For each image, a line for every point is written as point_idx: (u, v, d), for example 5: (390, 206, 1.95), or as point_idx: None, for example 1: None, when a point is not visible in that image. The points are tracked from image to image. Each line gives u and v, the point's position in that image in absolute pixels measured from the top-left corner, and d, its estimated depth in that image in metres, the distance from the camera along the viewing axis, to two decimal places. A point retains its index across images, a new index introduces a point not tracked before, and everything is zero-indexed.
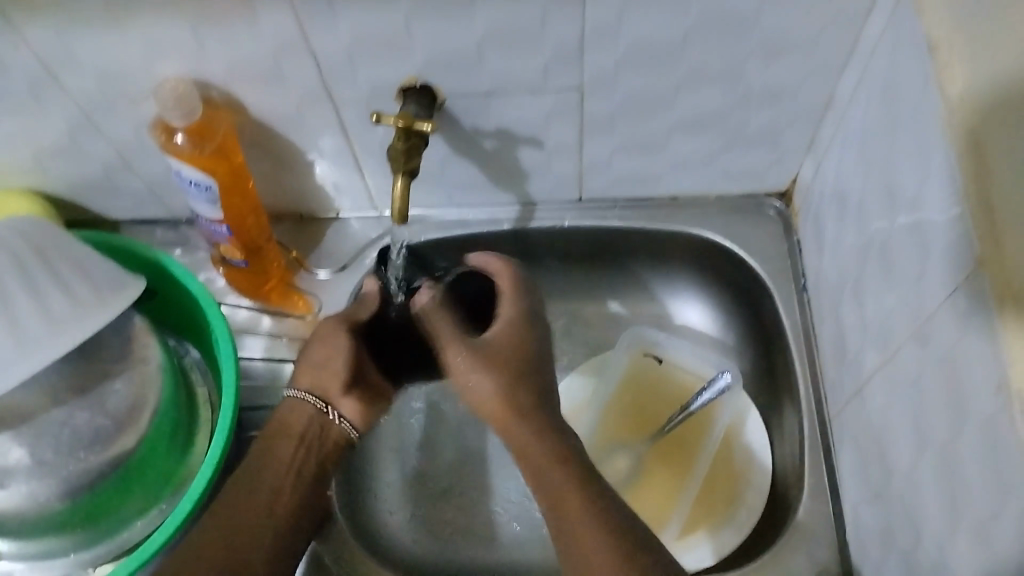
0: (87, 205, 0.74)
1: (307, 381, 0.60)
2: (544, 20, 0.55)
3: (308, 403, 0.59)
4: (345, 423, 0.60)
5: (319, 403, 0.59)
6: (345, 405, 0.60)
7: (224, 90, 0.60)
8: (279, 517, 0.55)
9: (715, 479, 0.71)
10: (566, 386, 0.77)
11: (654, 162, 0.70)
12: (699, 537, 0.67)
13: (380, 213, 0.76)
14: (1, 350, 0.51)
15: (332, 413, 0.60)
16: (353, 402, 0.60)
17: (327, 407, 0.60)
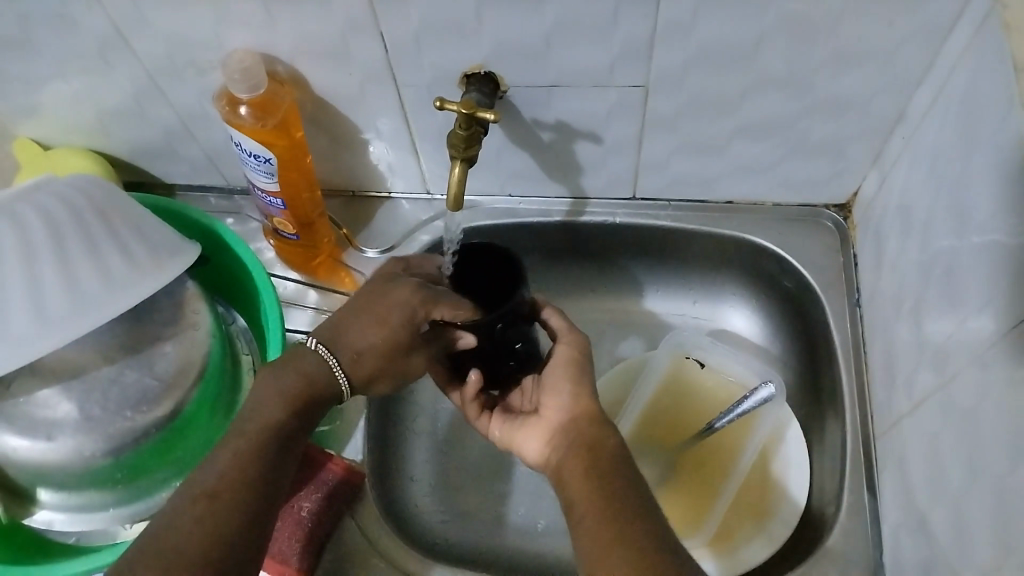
0: (146, 168, 0.75)
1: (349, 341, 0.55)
2: (615, 14, 0.54)
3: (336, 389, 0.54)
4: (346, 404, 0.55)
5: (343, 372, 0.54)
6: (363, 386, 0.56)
7: (290, 64, 0.60)
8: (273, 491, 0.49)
9: (749, 489, 0.70)
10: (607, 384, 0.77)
11: (712, 165, 0.69)
12: (723, 548, 0.67)
13: (431, 197, 0.76)
14: (58, 305, 0.52)
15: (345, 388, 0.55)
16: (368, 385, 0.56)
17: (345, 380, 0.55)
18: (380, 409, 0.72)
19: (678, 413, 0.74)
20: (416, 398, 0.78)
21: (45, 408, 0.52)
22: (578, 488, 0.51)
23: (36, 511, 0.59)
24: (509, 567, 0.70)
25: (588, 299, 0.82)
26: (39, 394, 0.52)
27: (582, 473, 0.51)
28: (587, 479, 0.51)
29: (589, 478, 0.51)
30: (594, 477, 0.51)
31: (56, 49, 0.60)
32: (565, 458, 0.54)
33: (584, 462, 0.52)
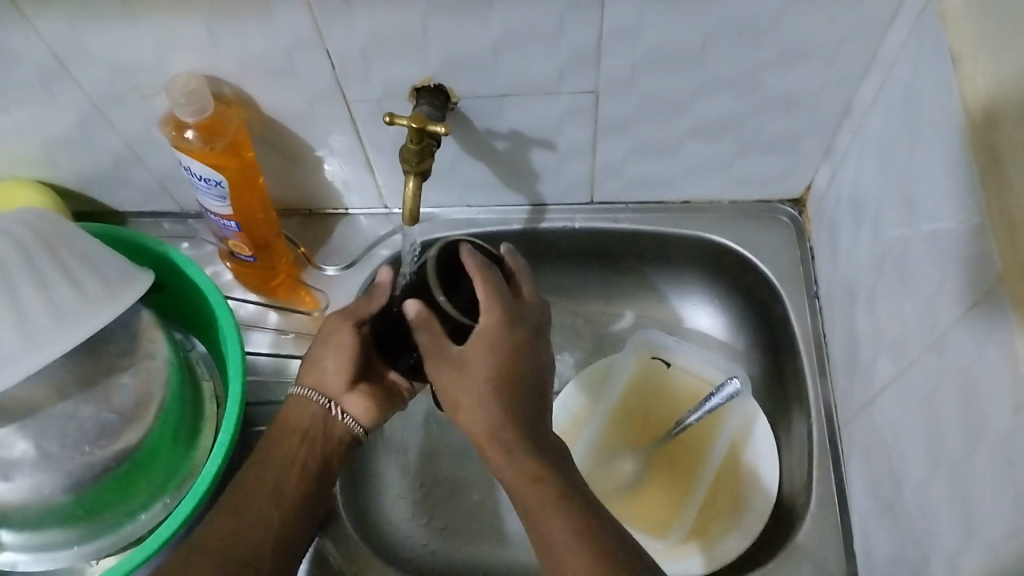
0: (95, 196, 0.74)
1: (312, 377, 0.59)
2: (562, 23, 0.54)
3: (313, 401, 0.58)
4: (349, 418, 0.59)
5: (323, 399, 0.58)
6: (349, 401, 0.58)
7: (236, 85, 0.60)
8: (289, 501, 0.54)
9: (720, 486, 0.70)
10: (567, 393, 0.76)
11: (666, 166, 0.70)
12: (696, 546, 0.67)
13: (389, 211, 0.76)
14: (8, 342, 0.50)
15: (336, 410, 0.58)
16: (357, 396, 0.59)
17: (331, 403, 0.58)
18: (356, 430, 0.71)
19: (646, 414, 0.74)
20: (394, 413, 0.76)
21: (0, 447, 0.51)
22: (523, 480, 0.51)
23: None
24: None
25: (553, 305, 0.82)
26: None
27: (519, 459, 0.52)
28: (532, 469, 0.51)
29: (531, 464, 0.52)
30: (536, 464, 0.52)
31: None
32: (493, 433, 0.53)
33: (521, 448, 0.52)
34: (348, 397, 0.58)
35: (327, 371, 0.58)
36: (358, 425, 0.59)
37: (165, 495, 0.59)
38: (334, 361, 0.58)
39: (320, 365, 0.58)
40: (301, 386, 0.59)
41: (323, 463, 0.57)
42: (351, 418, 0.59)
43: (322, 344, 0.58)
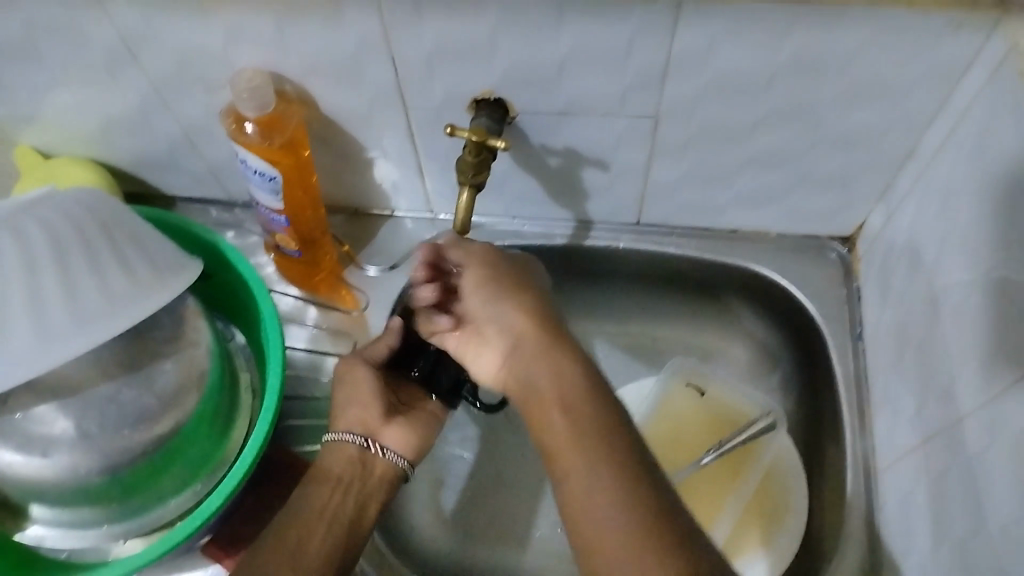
0: (148, 179, 0.75)
1: (345, 422, 0.60)
2: (629, 46, 0.54)
3: (348, 440, 0.58)
4: (390, 453, 0.59)
5: (359, 439, 0.58)
6: (387, 434, 0.59)
7: (299, 83, 0.60)
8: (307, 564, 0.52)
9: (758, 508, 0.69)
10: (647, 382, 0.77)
11: (718, 194, 0.69)
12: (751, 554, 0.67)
13: (434, 216, 0.76)
14: (59, 321, 0.51)
15: (374, 447, 0.59)
16: (395, 429, 0.60)
17: (368, 442, 0.58)
18: None
19: (688, 433, 0.74)
20: None
21: (42, 424, 0.52)
22: (578, 479, 0.49)
23: (27, 526, 0.58)
24: None
25: (590, 324, 0.83)
26: (36, 410, 0.52)
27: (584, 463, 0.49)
28: (591, 462, 0.49)
29: (594, 462, 0.49)
30: (600, 456, 0.49)
31: (63, 58, 0.59)
32: (542, 422, 0.53)
33: (573, 440, 0.50)
34: (385, 427, 0.59)
35: (347, 406, 0.60)
36: (400, 457, 0.59)
37: (196, 482, 0.60)
38: (358, 397, 0.60)
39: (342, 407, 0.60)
40: (334, 431, 0.59)
41: (354, 512, 0.56)
42: (393, 452, 0.59)
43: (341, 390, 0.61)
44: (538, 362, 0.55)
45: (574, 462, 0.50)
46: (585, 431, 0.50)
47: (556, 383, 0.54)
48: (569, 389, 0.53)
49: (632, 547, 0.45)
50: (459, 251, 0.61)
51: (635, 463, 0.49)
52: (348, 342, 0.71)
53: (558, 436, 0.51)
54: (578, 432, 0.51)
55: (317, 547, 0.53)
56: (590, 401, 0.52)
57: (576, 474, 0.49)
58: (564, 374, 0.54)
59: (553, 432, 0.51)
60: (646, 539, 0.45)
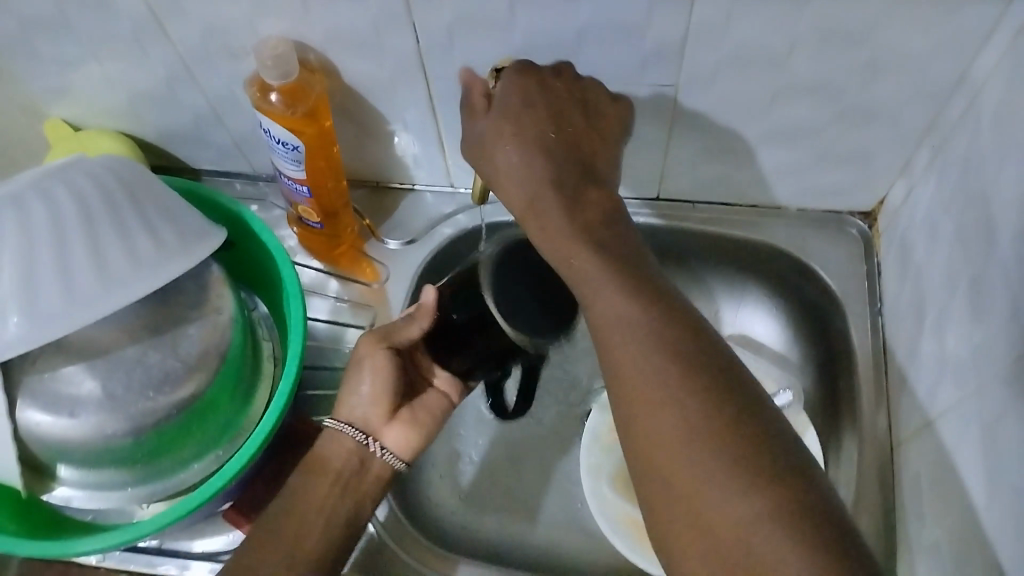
0: (173, 152, 0.76)
1: (349, 412, 0.58)
2: (649, 15, 0.54)
3: (348, 434, 0.57)
4: (388, 454, 0.58)
5: (360, 435, 0.57)
6: (389, 434, 0.58)
7: (322, 53, 0.61)
8: (309, 548, 0.52)
9: None
10: None
11: (737, 168, 0.69)
12: None
13: (455, 190, 0.77)
14: (86, 283, 0.52)
15: (373, 445, 0.57)
16: (395, 429, 0.59)
17: (368, 439, 0.57)
18: None
19: None
20: None
21: (69, 385, 0.53)
22: (617, 339, 0.45)
23: (55, 487, 0.59)
24: (515, 560, 0.70)
25: None
26: (64, 370, 0.53)
27: (624, 324, 0.45)
28: (667, 368, 0.42)
29: (663, 363, 0.42)
30: (661, 354, 0.43)
31: (90, 29, 0.60)
32: (570, 266, 0.49)
33: (638, 323, 0.44)
34: (386, 427, 0.58)
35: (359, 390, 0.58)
36: (397, 458, 0.58)
37: (217, 447, 0.61)
38: (372, 390, 0.58)
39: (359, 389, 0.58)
40: (336, 419, 0.57)
41: (353, 506, 0.55)
42: (391, 453, 0.58)
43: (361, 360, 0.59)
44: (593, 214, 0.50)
45: (651, 353, 0.43)
46: (654, 334, 0.44)
47: (608, 251, 0.48)
48: (609, 249, 0.49)
49: (679, 412, 0.40)
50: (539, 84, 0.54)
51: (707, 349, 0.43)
52: (368, 314, 0.72)
53: (608, 304, 0.46)
54: (646, 316, 0.45)
55: (317, 534, 0.53)
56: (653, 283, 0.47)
57: (653, 364, 0.43)
58: (621, 246, 0.49)
59: (620, 326, 0.45)
60: (699, 406, 0.40)
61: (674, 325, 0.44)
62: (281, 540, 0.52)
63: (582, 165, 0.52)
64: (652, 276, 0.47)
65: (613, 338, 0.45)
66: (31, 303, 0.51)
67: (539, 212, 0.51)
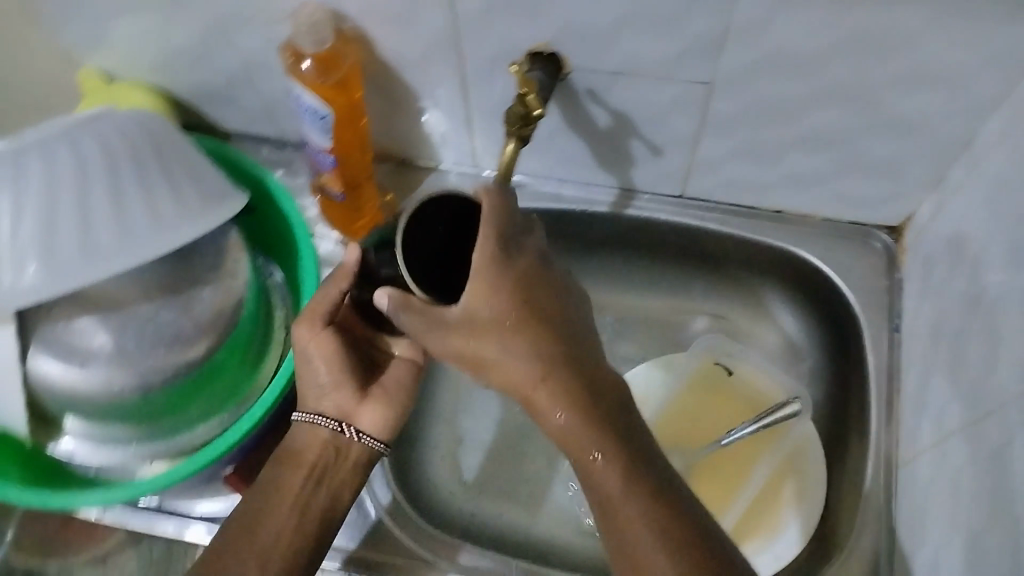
0: (202, 111, 0.76)
1: (316, 402, 0.58)
2: (691, 9, 0.53)
3: (323, 425, 0.57)
4: (365, 437, 0.58)
5: (334, 424, 0.57)
6: (364, 416, 0.58)
7: (357, 24, 0.60)
8: (291, 541, 0.53)
9: (765, 500, 0.68)
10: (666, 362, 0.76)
11: (766, 171, 0.68)
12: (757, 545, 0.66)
13: (479, 171, 0.76)
14: (106, 236, 0.52)
15: (349, 431, 0.57)
16: (371, 410, 0.58)
17: (343, 427, 0.57)
18: None
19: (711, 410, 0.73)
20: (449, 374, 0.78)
21: (82, 337, 0.53)
22: (597, 485, 0.49)
23: (60, 438, 0.59)
24: (510, 546, 0.70)
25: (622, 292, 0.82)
26: (79, 322, 0.53)
27: (602, 468, 0.48)
28: (626, 482, 0.48)
29: (640, 512, 0.47)
30: (637, 503, 0.48)
31: None
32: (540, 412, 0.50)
33: (597, 437, 0.49)
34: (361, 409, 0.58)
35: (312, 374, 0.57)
36: (376, 441, 0.58)
37: (220, 412, 0.61)
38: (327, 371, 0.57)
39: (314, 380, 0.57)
40: (307, 412, 0.57)
41: (329, 500, 0.56)
42: (369, 437, 0.58)
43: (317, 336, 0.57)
44: (556, 318, 0.50)
45: (613, 469, 0.48)
46: (601, 442, 0.49)
47: (574, 359, 0.50)
48: (577, 388, 0.50)
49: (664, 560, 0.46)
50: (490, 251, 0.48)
51: (646, 450, 0.50)
52: None
53: (568, 420, 0.49)
54: (606, 431, 0.49)
55: (291, 528, 0.54)
56: (604, 381, 0.51)
57: (612, 479, 0.48)
58: (574, 336, 0.51)
59: (580, 443, 0.49)
60: (678, 556, 0.46)
61: (622, 431, 0.50)
62: (256, 534, 0.53)
63: (536, 278, 0.50)
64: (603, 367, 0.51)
65: (574, 451, 0.49)
66: (50, 252, 0.51)
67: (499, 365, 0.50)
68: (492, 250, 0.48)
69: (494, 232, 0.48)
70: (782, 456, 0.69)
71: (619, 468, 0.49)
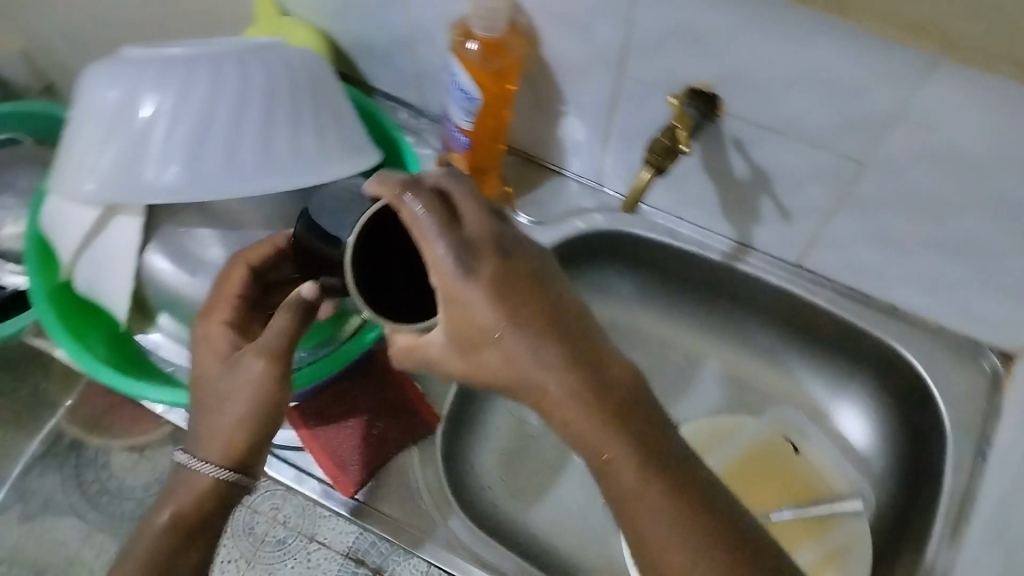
0: (358, 65, 0.78)
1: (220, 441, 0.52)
2: (867, 84, 0.52)
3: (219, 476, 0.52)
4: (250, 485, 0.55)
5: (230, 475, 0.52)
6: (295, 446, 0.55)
7: (530, 18, 0.61)
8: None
9: None
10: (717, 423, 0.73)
11: (891, 263, 0.66)
12: None
13: (601, 187, 0.77)
14: (250, 160, 0.55)
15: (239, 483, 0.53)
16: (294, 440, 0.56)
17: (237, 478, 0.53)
18: None
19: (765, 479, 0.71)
20: None
21: (197, 245, 0.58)
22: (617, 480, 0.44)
23: (151, 331, 0.63)
24: (533, 553, 0.70)
25: (705, 342, 0.81)
26: (199, 231, 0.58)
27: (621, 459, 0.43)
28: (644, 474, 0.43)
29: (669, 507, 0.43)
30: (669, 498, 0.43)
31: None
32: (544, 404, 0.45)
33: (609, 431, 0.44)
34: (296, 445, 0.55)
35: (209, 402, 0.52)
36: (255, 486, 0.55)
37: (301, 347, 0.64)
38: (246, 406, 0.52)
39: (218, 412, 0.52)
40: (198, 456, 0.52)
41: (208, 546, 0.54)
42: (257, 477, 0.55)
43: (197, 342, 0.55)
44: (532, 307, 0.44)
45: (632, 466, 0.43)
46: (616, 438, 0.44)
47: (566, 347, 0.44)
48: (581, 373, 0.44)
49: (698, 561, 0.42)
50: (441, 266, 0.43)
51: (664, 437, 0.45)
52: None
53: (573, 419, 0.44)
54: (619, 426, 0.44)
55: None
56: (607, 365, 0.45)
57: (632, 479, 0.43)
58: (560, 321, 0.45)
59: (592, 440, 0.44)
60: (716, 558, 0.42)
61: (636, 419, 0.44)
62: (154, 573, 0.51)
63: (500, 275, 0.44)
64: (603, 347, 0.46)
65: (588, 451, 0.44)
66: (197, 162, 0.54)
67: (492, 353, 0.44)
68: (446, 269, 0.43)
69: (442, 241, 0.43)
70: (830, 546, 0.66)
71: (642, 460, 0.43)
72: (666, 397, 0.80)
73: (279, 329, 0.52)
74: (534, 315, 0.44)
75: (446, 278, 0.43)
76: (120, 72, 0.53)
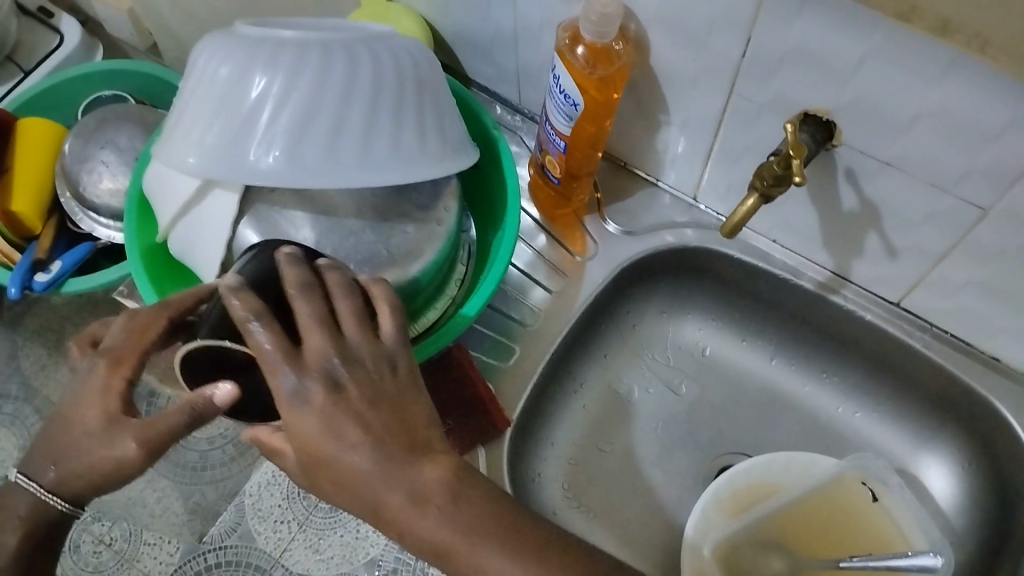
0: (458, 55, 0.77)
1: (61, 479, 0.55)
2: (1003, 129, 0.48)
3: (52, 503, 0.56)
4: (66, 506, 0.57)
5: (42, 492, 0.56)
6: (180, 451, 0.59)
7: (643, 27, 0.59)
8: None
9: None
10: (713, 491, 0.69)
11: (1001, 316, 0.62)
12: None
13: (695, 203, 0.74)
14: (348, 151, 0.54)
15: (53, 500, 0.56)
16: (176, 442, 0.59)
17: (49, 495, 0.56)
18: (553, 367, 0.73)
19: (822, 530, 0.68)
20: (580, 377, 0.78)
21: (291, 228, 0.57)
22: (459, 551, 0.45)
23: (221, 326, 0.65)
24: None
25: (785, 372, 0.78)
26: (292, 213, 0.57)
27: (460, 531, 0.46)
28: (479, 539, 0.46)
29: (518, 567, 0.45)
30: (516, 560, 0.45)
31: None
32: (377, 515, 0.46)
33: (438, 520, 0.46)
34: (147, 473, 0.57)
35: (90, 445, 0.53)
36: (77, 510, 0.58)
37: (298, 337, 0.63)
38: (91, 464, 0.53)
39: (70, 447, 0.54)
40: (39, 484, 0.56)
41: None
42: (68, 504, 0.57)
43: (88, 379, 0.53)
44: (357, 424, 0.45)
45: (465, 552, 0.45)
46: (454, 514, 0.46)
47: (394, 457, 0.45)
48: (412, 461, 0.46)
49: None
50: (284, 388, 0.45)
51: (497, 506, 0.47)
52: (559, 282, 0.74)
53: (402, 523, 0.46)
54: (448, 519, 0.46)
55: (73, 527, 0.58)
56: (429, 465, 0.46)
57: (467, 563, 0.45)
58: (382, 425, 0.46)
59: (428, 532, 0.45)
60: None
61: (470, 494, 0.47)
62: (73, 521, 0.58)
63: (329, 403, 0.45)
64: (431, 446, 0.47)
65: (422, 547, 0.46)
66: (295, 148, 0.54)
67: (327, 472, 0.46)
68: (283, 384, 0.45)
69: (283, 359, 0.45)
70: None
71: (478, 528, 0.46)
72: (740, 425, 0.77)
73: (163, 424, 0.51)
74: (372, 419, 0.46)
75: (283, 401, 0.45)
76: (232, 52, 0.54)
